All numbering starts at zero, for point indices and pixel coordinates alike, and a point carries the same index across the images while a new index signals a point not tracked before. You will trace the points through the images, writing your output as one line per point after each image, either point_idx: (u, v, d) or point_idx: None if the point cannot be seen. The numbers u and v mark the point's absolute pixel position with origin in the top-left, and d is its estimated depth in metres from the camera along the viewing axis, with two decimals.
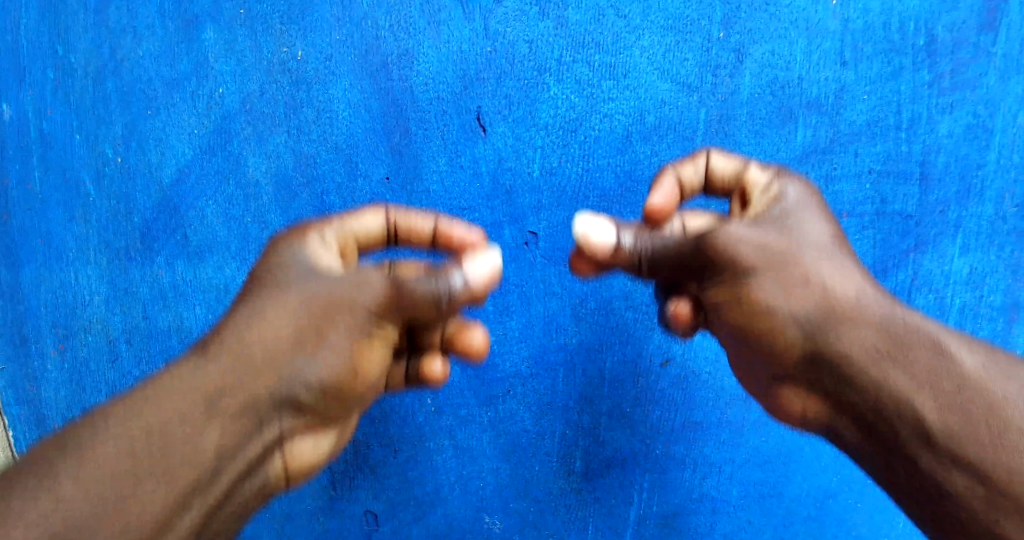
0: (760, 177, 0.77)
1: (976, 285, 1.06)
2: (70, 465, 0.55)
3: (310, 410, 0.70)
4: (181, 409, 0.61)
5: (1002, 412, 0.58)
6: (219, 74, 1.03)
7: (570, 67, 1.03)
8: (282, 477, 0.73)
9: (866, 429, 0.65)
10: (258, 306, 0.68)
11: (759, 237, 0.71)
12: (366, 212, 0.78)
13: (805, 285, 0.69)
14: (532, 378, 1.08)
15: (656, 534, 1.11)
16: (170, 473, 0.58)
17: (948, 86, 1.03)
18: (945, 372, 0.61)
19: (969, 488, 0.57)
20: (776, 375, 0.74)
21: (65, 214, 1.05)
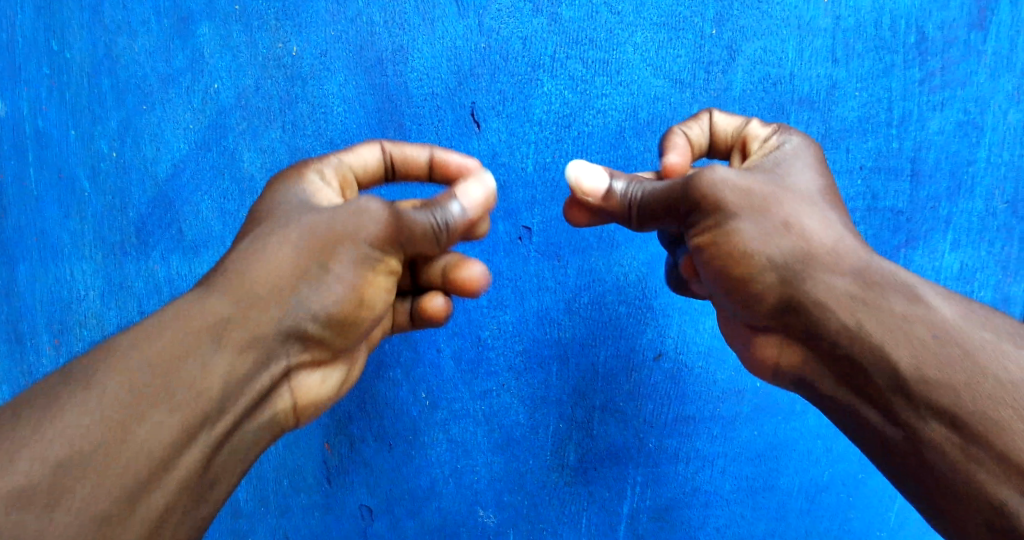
0: (760, 129, 0.79)
1: (967, 281, 1.08)
2: (74, 395, 0.54)
3: (315, 345, 0.69)
4: (184, 340, 0.60)
5: (981, 359, 0.58)
6: (215, 70, 1.04)
7: (563, 63, 1.04)
8: (291, 418, 0.72)
9: (842, 377, 0.65)
10: (259, 239, 0.68)
11: (744, 181, 0.71)
12: (364, 148, 0.78)
13: (786, 230, 0.69)
14: (526, 372, 1.09)
15: (649, 527, 1.12)
16: (174, 401, 0.57)
17: (938, 83, 1.05)
18: (921, 320, 0.61)
19: (944, 437, 0.57)
20: (754, 323, 0.73)
21: (61, 210, 1.05)
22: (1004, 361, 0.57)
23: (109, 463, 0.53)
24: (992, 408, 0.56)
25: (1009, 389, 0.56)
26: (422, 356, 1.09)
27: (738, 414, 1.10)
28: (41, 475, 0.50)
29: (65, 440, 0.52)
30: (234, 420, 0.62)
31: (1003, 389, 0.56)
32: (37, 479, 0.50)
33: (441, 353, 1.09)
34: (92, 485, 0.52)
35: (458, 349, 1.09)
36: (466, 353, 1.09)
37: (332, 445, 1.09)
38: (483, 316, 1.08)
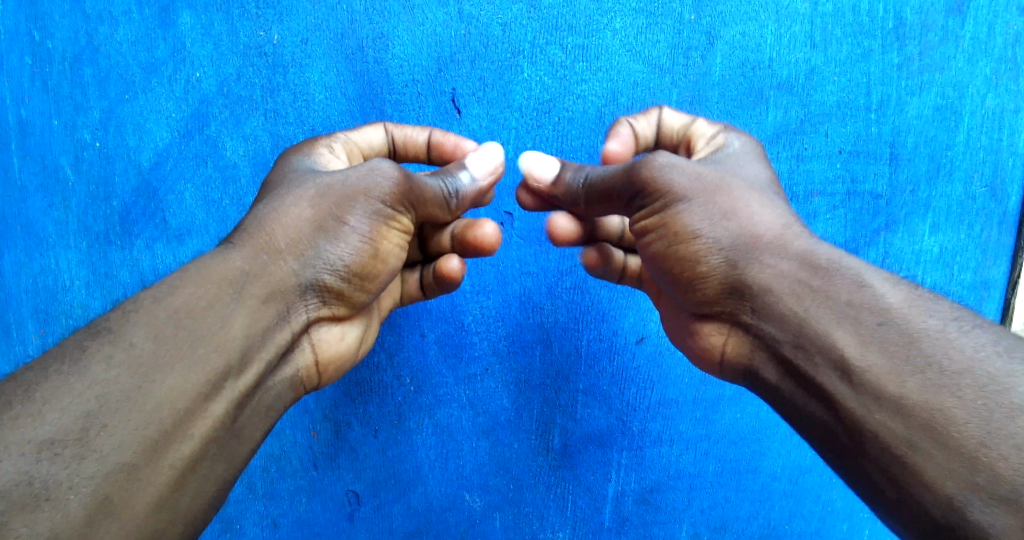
0: (705, 129, 0.88)
1: (945, 265, 1.12)
2: (101, 349, 0.59)
3: (334, 300, 0.76)
4: (211, 295, 0.66)
5: (930, 345, 0.59)
6: (196, 58, 1.04)
7: (543, 49, 1.05)
8: (315, 373, 0.80)
9: (790, 365, 0.67)
10: (280, 201, 0.74)
11: (695, 172, 0.76)
12: (382, 161, 0.76)
13: (730, 216, 0.74)
14: (510, 357, 1.11)
15: (633, 509, 1.16)
16: (208, 348, 0.63)
17: (915, 68, 1.08)
18: (869, 307, 0.63)
19: (888, 427, 0.58)
20: (698, 310, 0.78)
21: (45, 201, 1.05)
22: (955, 341, 0.58)
23: (133, 412, 0.57)
24: (936, 392, 0.56)
25: (955, 373, 0.57)
26: (405, 342, 1.10)
27: (721, 396, 1.14)
28: (72, 427, 0.54)
29: (94, 393, 0.56)
30: (258, 371, 0.68)
31: (946, 375, 0.57)
32: (68, 430, 0.54)
33: (425, 338, 1.11)
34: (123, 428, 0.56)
35: (442, 334, 1.11)
36: (449, 338, 1.11)
37: (318, 431, 1.11)
38: (466, 301, 1.10)
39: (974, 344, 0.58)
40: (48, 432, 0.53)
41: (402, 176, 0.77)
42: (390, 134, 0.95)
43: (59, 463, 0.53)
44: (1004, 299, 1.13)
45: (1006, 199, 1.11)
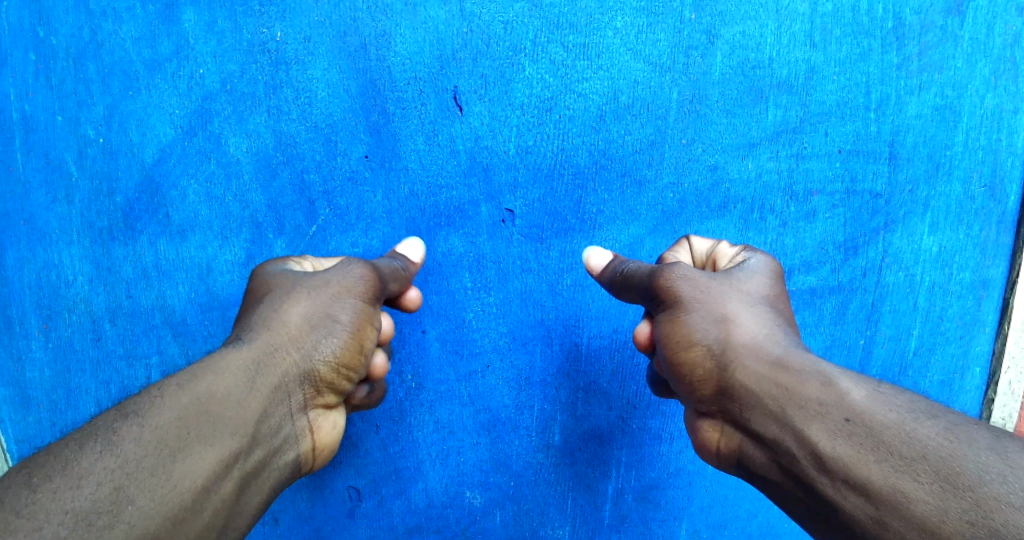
0: (728, 249, 0.88)
1: (945, 263, 1.13)
2: (132, 427, 0.62)
3: (327, 389, 0.77)
4: (229, 386, 0.68)
5: (891, 436, 0.63)
6: (199, 55, 1.04)
7: (544, 47, 1.06)
8: (309, 457, 0.79)
9: (775, 459, 0.71)
10: (270, 308, 0.76)
11: (698, 281, 0.79)
12: (350, 261, 0.81)
13: (726, 324, 0.76)
14: (510, 354, 1.12)
15: (633, 506, 1.17)
16: (218, 436, 0.65)
17: (915, 68, 1.08)
18: (835, 405, 0.67)
19: (862, 510, 0.62)
20: (696, 407, 0.80)
21: (48, 196, 1.05)
22: (914, 432, 0.62)
23: (159, 491, 0.60)
24: (898, 477, 0.61)
25: (915, 459, 0.61)
26: (407, 338, 1.11)
27: None
28: (104, 500, 0.57)
29: (124, 467, 0.59)
30: (261, 455, 0.70)
31: (905, 461, 0.61)
32: (101, 504, 0.57)
33: (427, 335, 1.11)
34: (152, 505, 0.59)
35: (443, 331, 1.11)
36: (450, 335, 1.11)
37: None
38: (467, 298, 1.11)
39: (929, 432, 0.62)
40: (85, 502, 0.57)
41: (373, 275, 0.81)
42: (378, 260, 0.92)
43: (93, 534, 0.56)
44: (1004, 298, 1.14)
45: (1005, 199, 1.12)
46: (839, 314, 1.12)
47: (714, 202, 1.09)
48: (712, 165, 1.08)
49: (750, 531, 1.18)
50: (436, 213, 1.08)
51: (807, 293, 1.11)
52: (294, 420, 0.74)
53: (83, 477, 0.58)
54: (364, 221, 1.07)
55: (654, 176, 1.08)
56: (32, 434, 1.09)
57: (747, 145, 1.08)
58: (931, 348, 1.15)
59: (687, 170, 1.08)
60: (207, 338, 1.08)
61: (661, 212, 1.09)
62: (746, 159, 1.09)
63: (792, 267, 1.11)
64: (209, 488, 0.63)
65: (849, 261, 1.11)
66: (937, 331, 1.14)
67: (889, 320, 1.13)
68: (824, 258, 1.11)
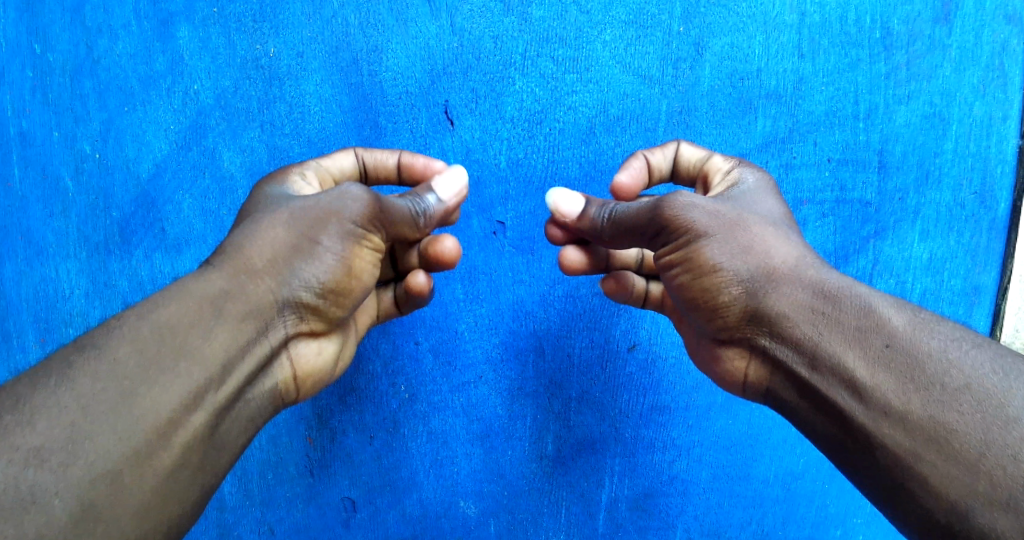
0: (721, 164, 0.91)
1: (936, 270, 1.15)
2: (88, 362, 0.63)
3: (311, 316, 0.78)
4: (191, 316, 0.68)
5: (933, 367, 0.65)
6: (194, 71, 1.07)
7: (534, 61, 1.09)
8: (292, 388, 0.82)
9: (800, 381, 0.73)
10: (255, 227, 0.76)
11: (710, 209, 0.78)
12: (351, 185, 0.78)
13: (748, 252, 0.76)
14: (503, 364, 1.14)
15: (628, 515, 1.18)
16: (184, 364, 0.66)
17: (903, 77, 1.12)
18: (876, 331, 0.68)
19: (900, 441, 0.64)
20: (717, 337, 0.81)
21: (44, 210, 1.07)
22: (957, 363, 0.65)
23: (118, 422, 0.61)
24: (939, 409, 0.63)
25: (957, 390, 0.63)
26: (400, 349, 1.13)
27: (712, 403, 1.16)
28: (59, 437, 0.59)
29: (79, 400, 0.61)
30: (235, 386, 0.70)
31: (948, 392, 0.64)
32: (56, 438, 0.59)
33: (420, 346, 1.13)
34: (110, 437, 0.61)
35: (436, 342, 1.13)
36: (443, 346, 1.13)
37: (314, 438, 1.13)
38: (459, 309, 1.13)
39: (973, 363, 0.64)
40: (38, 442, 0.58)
41: (373, 199, 0.78)
42: (361, 158, 0.96)
43: (47, 469, 0.58)
44: (996, 304, 1.17)
45: (994, 205, 1.15)
46: None
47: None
48: None
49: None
50: None
51: None
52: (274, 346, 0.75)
53: (38, 409, 0.59)
54: None
55: None
56: None
57: (737, 155, 1.11)
58: None
59: None
60: None
61: None
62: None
63: None
64: (176, 421, 0.64)
65: (840, 269, 1.14)
66: None
67: None
68: None
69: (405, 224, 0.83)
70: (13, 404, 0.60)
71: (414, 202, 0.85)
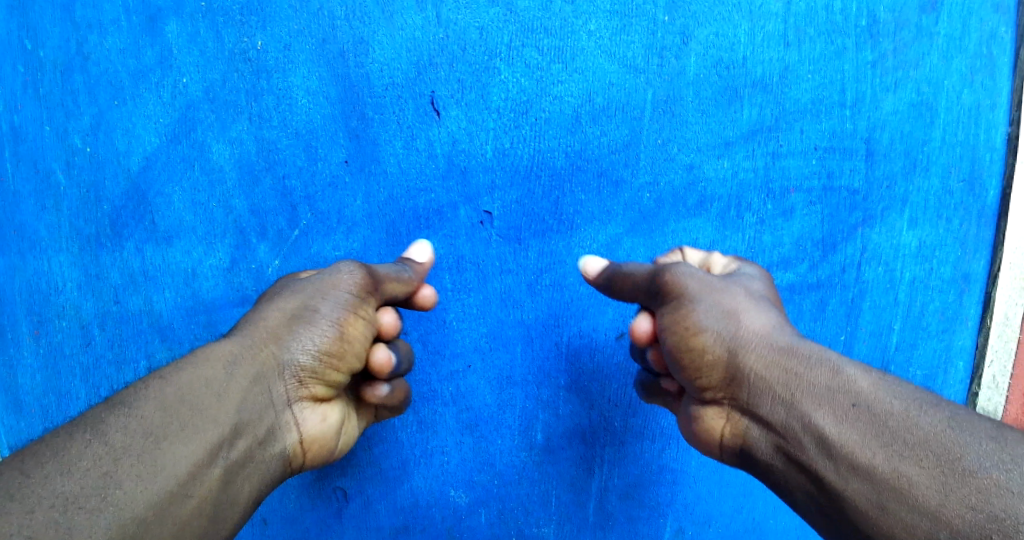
0: (721, 258, 0.95)
1: (925, 258, 1.17)
2: (118, 418, 0.65)
3: (310, 379, 0.80)
4: (204, 378, 0.72)
5: (896, 423, 0.66)
6: (183, 65, 1.07)
7: (520, 51, 1.10)
8: (299, 453, 0.82)
9: (777, 441, 0.75)
10: (265, 303, 0.83)
11: (701, 275, 0.84)
12: (343, 262, 0.86)
13: (730, 316, 0.81)
14: (491, 353, 1.16)
15: (618, 503, 1.21)
16: (201, 422, 0.69)
17: (890, 66, 1.13)
18: (844, 391, 0.71)
19: (863, 495, 0.65)
20: (699, 395, 0.84)
21: (37, 204, 1.08)
22: (917, 420, 0.66)
23: (146, 472, 0.63)
24: (900, 463, 0.64)
25: (917, 445, 0.64)
26: None
27: None
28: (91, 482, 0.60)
29: (112, 453, 0.63)
30: (245, 445, 0.73)
31: (909, 447, 0.64)
32: (90, 487, 0.60)
33: (409, 336, 1.15)
34: (137, 487, 0.62)
35: (425, 332, 1.15)
36: (432, 336, 1.15)
37: None
38: (448, 299, 1.14)
39: (931, 420, 0.65)
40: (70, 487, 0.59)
41: (364, 270, 0.85)
42: None
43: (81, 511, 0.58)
44: (985, 293, 1.18)
45: (984, 193, 1.15)
46: (819, 310, 1.17)
47: (691, 201, 1.14)
48: (689, 165, 1.13)
49: (737, 527, 1.22)
50: (416, 216, 1.12)
51: (785, 289, 1.16)
52: (277, 409, 0.78)
53: (74, 461, 0.61)
54: (346, 224, 1.10)
55: (631, 177, 1.13)
56: (29, 438, 1.12)
57: (722, 144, 1.13)
58: (912, 342, 1.19)
59: (664, 170, 1.13)
60: (193, 341, 1.10)
61: (638, 212, 1.13)
62: (721, 159, 1.13)
63: (770, 263, 1.15)
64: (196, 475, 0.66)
65: (827, 258, 1.16)
66: (917, 325, 1.18)
67: (868, 315, 1.18)
68: (802, 255, 1.15)
69: (394, 282, 0.89)
70: (49, 456, 0.61)
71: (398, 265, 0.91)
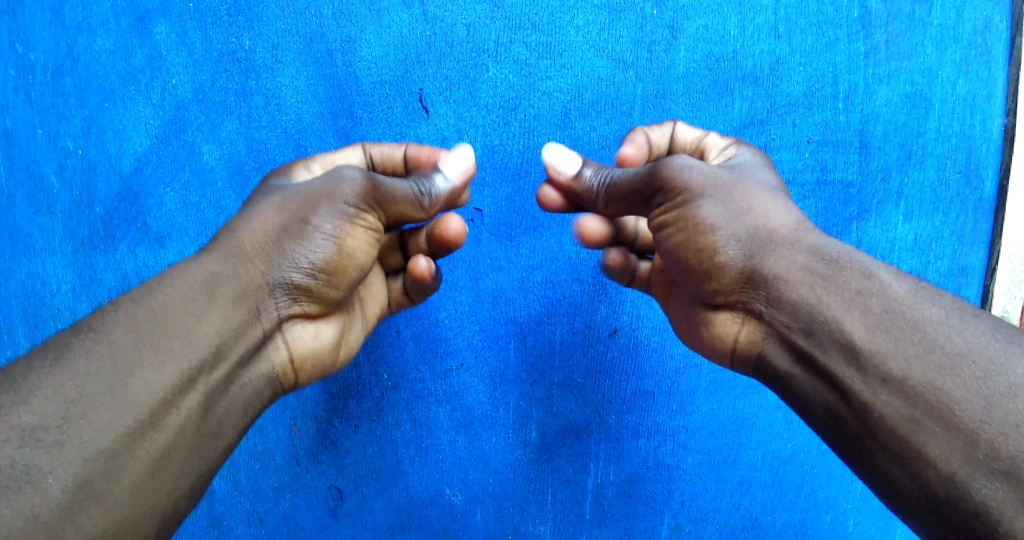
0: (718, 142, 0.93)
1: (921, 252, 1.17)
2: (85, 344, 0.64)
3: (303, 297, 0.79)
4: (184, 297, 0.70)
5: (932, 331, 0.64)
6: (171, 65, 1.07)
7: (507, 47, 1.10)
8: (290, 370, 0.83)
9: (793, 346, 0.72)
10: (254, 210, 0.79)
11: (705, 169, 0.80)
12: (346, 168, 0.80)
13: (743, 214, 0.77)
14: (484, 351, 1.15)
15: (615, 501, 1.21)
16: (177, 344, 0.67)
17: (882, 56, 1.13)
18: (879, 297, 0.67)
19: (897, 409, 0.62)
20: (710, 301, 0.81)
21: (31, 207, 1.07)
22: (955, 330, 0.63)
23: (116, 402, 0.62)
24: (939, 377, 0.61)
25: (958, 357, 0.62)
26: (381, 337, 1.14)
27: (696, 389, 1.17)
28: (57, 415, 0.59)
29: (77, 380, 0.61)
30: (230, 365, 0.72)
31: (948, 357, 0.62)
32: (54, 419, 0.59)
33: (401, 335, 1.14)
34: (109, 418, 0.61)
35: (417, 331, 1.14)
36: (424, 334, 1.15)
37: (300, 428, 1.15)
38: (440, 297, 1.14)
39: (970, 331, 0.63)
40: (38, 420, 0.58)
41: (367, 179, 0.80)
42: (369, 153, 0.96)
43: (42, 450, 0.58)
44: (983, 285, 1.19)
45: (981, 185, 1.15)
46: None
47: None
48: None
49: (736, 524, 1.21)
50: None
51: None
52: (266, 327, 0.77)
53: (35, 391, 0.60)
54: None
55: None
56: None
57: None
58: None
59: None
60: None
61: None
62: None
63: None
64: (171, 403, 0.65)
65: None
66: None
67: None
68: None
69: (407, 204, 0.84)
70: (14, 386, 0.60)
71: (416, 182, 0.86)
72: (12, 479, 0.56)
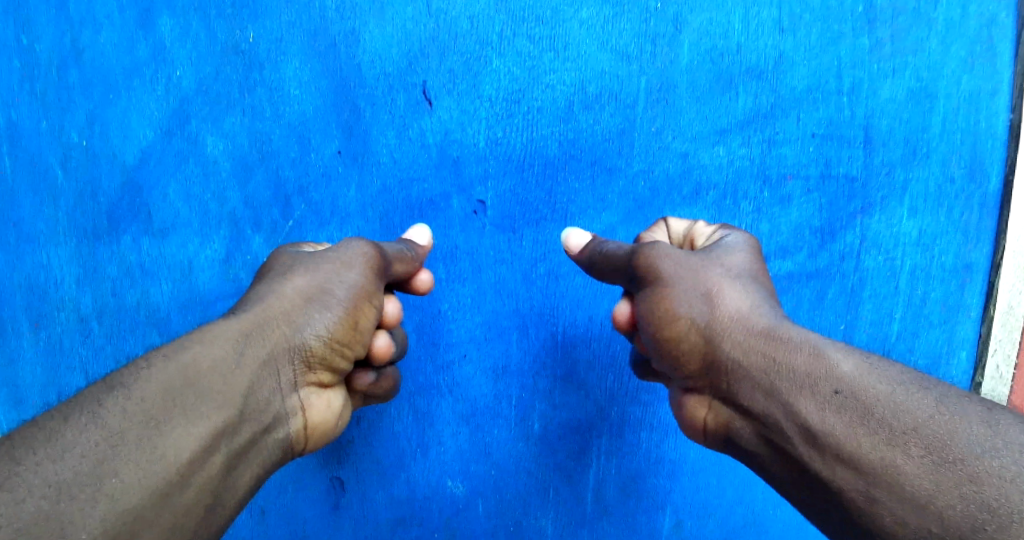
0: (705, 230, 0.92)
1: (927, 248, 1.16)
2: (116, 400, 0.63)
3: (318, 365, 0.80)
4: (213, 357, 0.71)
5: (881, 410, 0.65)
6: (175, 57, 1.06)
7: (511, 40, 1.09)
8: (302, 438, 0.82)
9: (762, 431, 0.74)
10: (267, 286, 0.81)
11: (678, 259, 0.81)
12: (349, 243, 0.85)
13: (708, 298, 0.79)
14: (487, 343, 1.16)
15: (616, 495, 1.22)
16: (207, 407, 0.67)
17: (888, 51, 1.11)
18: (825, 377, 0.69)
19: (852, 483, 0.65)
20: (681, 384, 0.84)
21: (35, 199, 1.08)
22: (904, 405, 0.65)
23: (145, 460, 0.62)
24: (889, 450, 0.63)
25: (906, 432, 0.63)
26: None
27: None
28: (89, 469, 0.59)
29: (105, 434, 0.61)
30: (251, 432, 0.72)
31: (897, 434, 0.63)
32: (86, 474, 0.59)
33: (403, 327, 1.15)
34: (136, 475, 0.60)
35: (420, 323, 1.15)
36: (426, 327, 1.15)
37: None
38: (442, 290, 1.14)
39: (921, 406, 0.64)
40: (66, 475, 0.58)
41: (372, 253, 0.85)
42: None
43: (84, 501, 0.57)
44: (988, 282, 1.17)
45: (986, 180, 1.15)
46: (818, 299, 1.16)
47: (687, 190, 1.13)
48: (684, 153, 1.12)
49: (737, 519, 1.22)
50: (408, 206, 1.11)
51: (784, 278, 1.15)
52: (282, 398, 0.77)
53: (69, 448, 0.59)
54: (339, 215, 1.10)
55: (625, 166, 1.12)
56: None
57: (718, 132, 1.12)
58: (914, 332, 1.19)
59: (659, 158, 1.12)
60: None
61: (632, 201, 1.13)
62: (717, 146, 1.12)
63: (769, 252, 1.15)
64: (196, 464, 0.65)
65: (826, 247, 1.15)
66: (919, 314, 1.18)
67: (869, 305, 1.17)
68: (801, 244, 1.15)
69: (400, 262, 0.90)
70: (42, 441, 0.59)
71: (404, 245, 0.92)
72: (47, 529, 0.55)
